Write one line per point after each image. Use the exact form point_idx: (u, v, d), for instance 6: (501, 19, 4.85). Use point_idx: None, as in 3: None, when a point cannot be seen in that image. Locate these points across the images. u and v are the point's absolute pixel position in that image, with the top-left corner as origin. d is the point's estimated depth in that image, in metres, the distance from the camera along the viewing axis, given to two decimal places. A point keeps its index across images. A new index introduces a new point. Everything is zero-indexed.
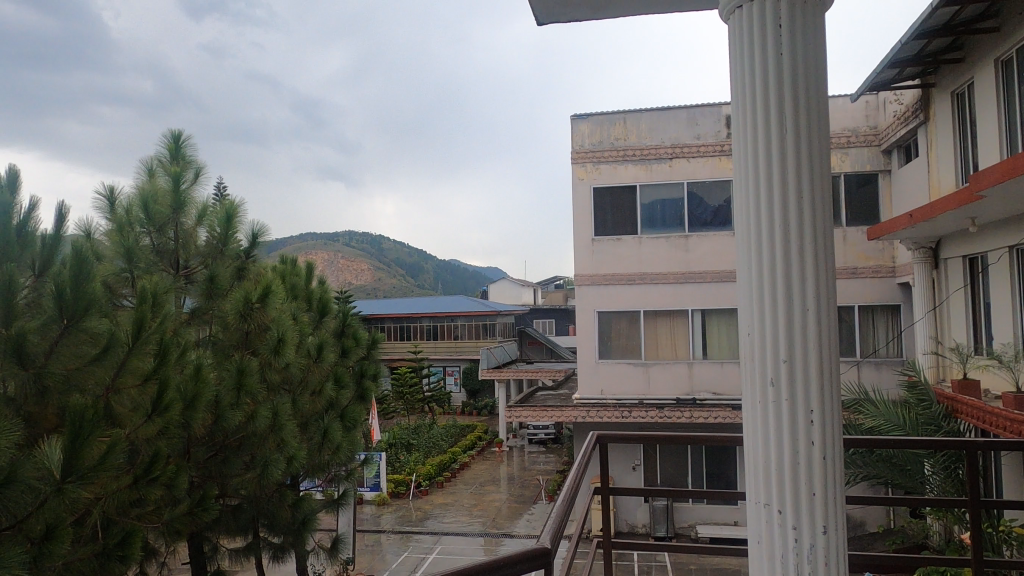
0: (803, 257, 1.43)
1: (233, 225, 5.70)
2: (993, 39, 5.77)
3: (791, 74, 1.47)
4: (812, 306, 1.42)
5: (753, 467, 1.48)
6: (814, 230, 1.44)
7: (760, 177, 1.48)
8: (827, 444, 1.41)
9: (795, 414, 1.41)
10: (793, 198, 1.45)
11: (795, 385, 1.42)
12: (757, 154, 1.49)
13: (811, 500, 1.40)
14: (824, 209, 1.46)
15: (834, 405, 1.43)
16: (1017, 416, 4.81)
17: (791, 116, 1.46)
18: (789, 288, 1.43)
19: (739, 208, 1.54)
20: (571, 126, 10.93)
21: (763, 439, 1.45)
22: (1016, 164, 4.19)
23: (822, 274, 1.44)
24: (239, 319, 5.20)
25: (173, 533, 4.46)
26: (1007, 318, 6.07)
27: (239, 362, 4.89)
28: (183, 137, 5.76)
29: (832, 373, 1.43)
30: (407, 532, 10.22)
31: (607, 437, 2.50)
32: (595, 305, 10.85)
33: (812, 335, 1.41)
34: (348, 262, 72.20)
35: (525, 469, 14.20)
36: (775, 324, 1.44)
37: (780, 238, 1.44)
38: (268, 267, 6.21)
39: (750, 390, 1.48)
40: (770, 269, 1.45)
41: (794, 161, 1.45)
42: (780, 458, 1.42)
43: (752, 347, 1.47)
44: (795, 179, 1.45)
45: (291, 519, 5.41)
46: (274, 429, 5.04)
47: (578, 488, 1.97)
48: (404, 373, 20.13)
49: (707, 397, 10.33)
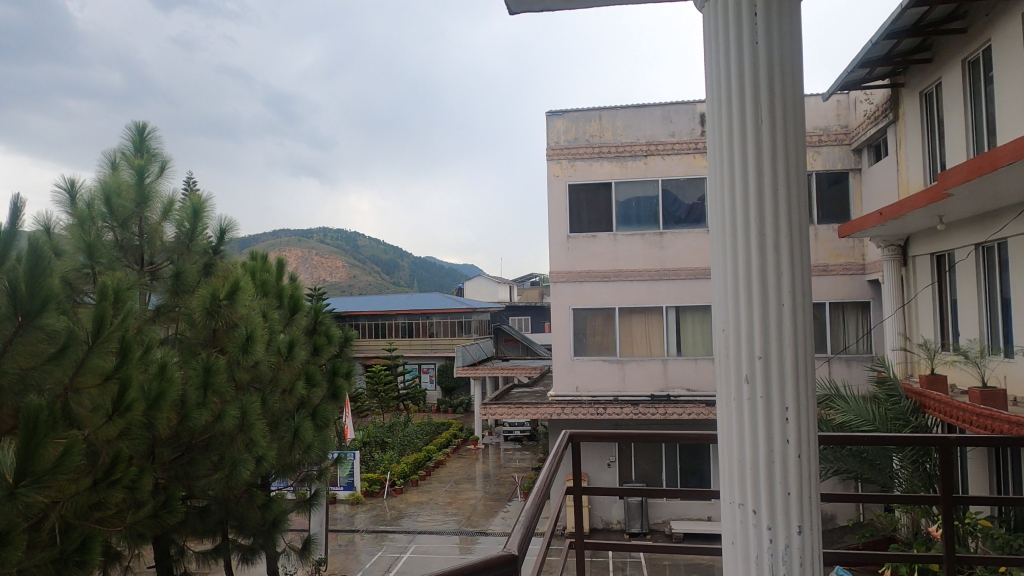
0: (780, 250, 1.41)
1: (201, 219, 5.62)
2: (960, 40, 5.86)
3: (767, 62, 1.45)
4: (788, 301, 1.41)
5: (727, 467, 1.46)
6: (790, 224, 1.43)
7: (735, 167, 1.46)
8: (802, 442, 1.40)
9: (770, 411, 1.40)
10: (767, 193, 1.43)
11: (770, 382, 1.40)
12: (732, 145, 1.47)
13: (786, 500, 1.39)
14: (799, 202, 1.45)
15: (809, 402, 1.42)
16: (983, 410, 4.91)
17: (766, 105, 1.44)
18: (763, 283, 1.41)
19: (713, 200, 1.52)
20: (546, 122, 10.91)
21: (738, 437, 1.43)
22: (983, 163, 4.24)
23: (797, 267, 1.42)
24: (206, 317, 5.06)
25: (136, 536, 4.33)
26: (973, 314, 6.19)
27: (206, 360, 4.78)
28: (147, 129, 5.61)
29: (807, 369, 1.42)
30: (381, 531, 10.12)
31: (579, 435, 2.48)
32: (570, 302, 10.85)
33: (788, 330, 1.40)
34: (322, 259, 71.55)
35: (500, 467, 14.17)
36: (750, 319, 1.42)
37: (756, 232, 1.42)
38: (237, 264, 6.11)
39: (725, 388, 1.46)
40: (744, 263, 1.43)
41: (769, 151, 1.43)
42: (755, 457, 1.40)
43: (727, 343, 1.45)
44: (770, 170, 1.43)
45: (261, 520, 5.31)
46: (243, 428, 4.94)
47: (547, 490, 1.93)
48: (379, 371, 19.98)
49: (681, 394, 10.40)
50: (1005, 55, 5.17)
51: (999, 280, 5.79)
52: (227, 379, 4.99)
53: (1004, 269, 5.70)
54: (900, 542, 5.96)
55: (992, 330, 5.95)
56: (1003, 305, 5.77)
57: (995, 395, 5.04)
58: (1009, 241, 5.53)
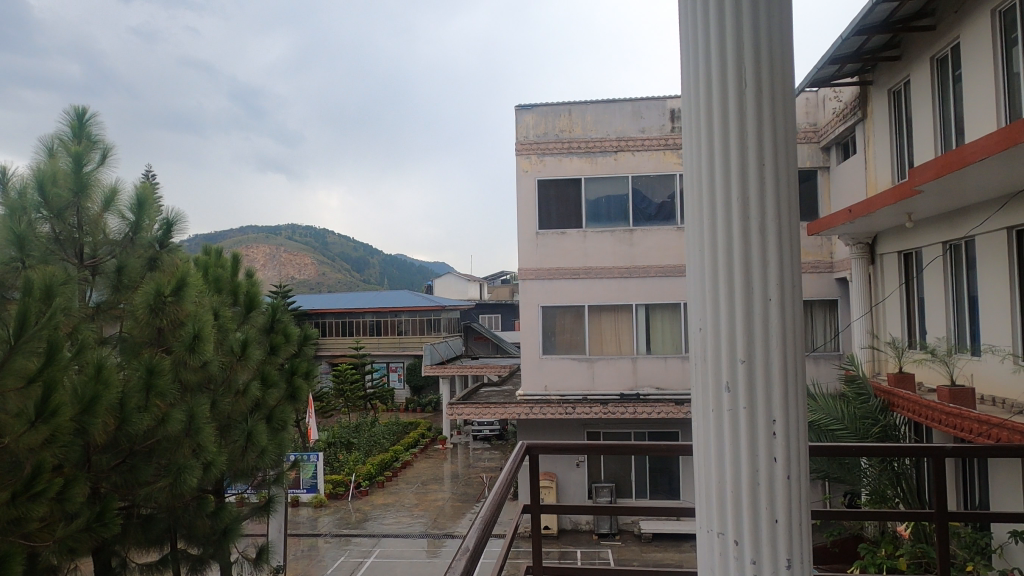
0: (767, 239, 1.28)
1: (146, 212, 5.36)
2: (929, 37, 5.86)
3: (751, 35, 1.31)
4: (776, 299, 1.27)
5: (704, 487, 1.33)
6: (778, 210, 1.29)
7: (713, 143, 1.33)
8: (791, 461, 1.26)
9: (755, 425, 1.26)
10: (752, 180, 1.29)
11: (755, 390, 1.26)
12: (708, 123, 1.34)
13: (773, 528, 1.25)
14: (788, 187, 1.31)
15: (800, 415, 1.28)
16: (951, 409, 4.89)
17: (752, 80, 1.30)
18: (747, 276, 1.28)
19: (689, 184, 1.39)
20: (515, 117, 10.76)
21: (714, 455, 1.30)
22: (952, 160, 4.20)
23: (786, 259, 1.29)
24: (150, 314, 4.77)
25: (67, 551, 4.03)
26: (941, 312, 6.22)
27: (149, 360, 4.52)
28: (88, 114, 5.31)
29: (797, 378, 1.28)
30: (345, 535, 9.89)
31: (538, 447, 2.32)
32: (539, 300, 10.72)
33: (776, 331, 1.26)
34: (289, 256, 70.42)
35: (469, 466, 14.00)
36: (731, 318, 1.28)
37: (739, 218, 1.29)
38: (187, 259, 5.86)
39: (703, 397, 1.33)
40: (725, 251, 1.30)
41: (754, 127, 1.29)
42: (737, 479, 1.26)
43: (706, 345, 1.32)
44: (756, 146, 1.29)
45: (211, 529, 5.10)
46: (190, 433, 4.70)
47: (500, 505, 1.77)
48: (345, 370, 19.64)
49: (650, 392, 10.37)
50: (972, 52, 5.17)
51: (966, 279, 5.82)
52: (172, 382, 4.72)
53: (971, 268, 5.73)
54: (867, 540, 5.96)
55: (958, 329, 5.99)
56: (969, 304, 5.80)
57: (965, 393, 4.99)
58: (975, 239, 5.56)
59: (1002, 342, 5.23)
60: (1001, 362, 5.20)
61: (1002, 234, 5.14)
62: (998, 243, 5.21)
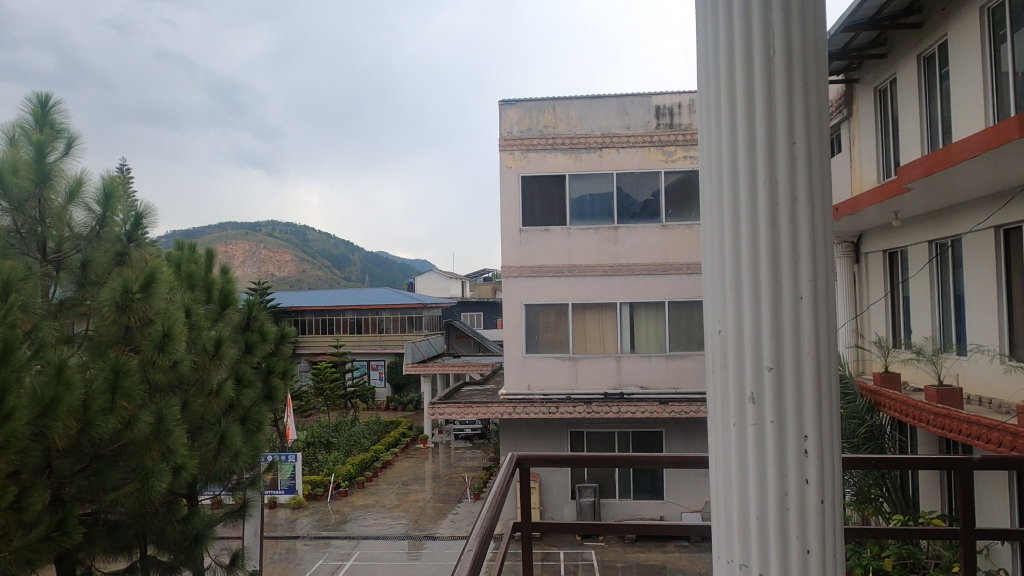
0: (798, 233, 1.17)
1: (114, 205, 5.17)
2: (916, 35, 5.85)
3: (780, 10, 1.20)
4: (808, 300, 1.17)
5: (724, 511, 1.23)
6: (810, 200, 1.18)
7: (737, 127, 1.22)
8: (824, 483, 1.16)
9: (783, 441, 1.16)
10: (783, 166, 1.18)
11: (784, 402, 1.16)
12: (729, 105, 1.23)
13: (804, 559, 1.15)
14: (823, 175, 1.20)
15: (832, 428, 1.18)
16: (940, 409, 4.85)
17: (781, 59, 1.19)
18: (776, 275, 1.17)
19: (708, 174, 1.28)
20: (499, 112, 10.64)
21: (735, 475, 1.19)
22: (941, 159, 4.16)
23: (819, 254, 1.18)
24: (116, 312, 4.58)
25: (23, 563, 3.80)
26: (926, 311, 6.23)
27: (115, 360, 4.35)
28: (52, 102, 5.08)
29: (830, 391, 1.19)
30: (324, 537, 9.72)
31: (529, 460, 2.21)
32: (523, 298, 10.60)
33: (808, 336, 1.16)
34: (268, 253, 69.67)
35: (450, 466, 13.89)
36: (756, 322, 1.18)
37: (767, 211, 1.18)
38: (157, 254, 5.68)
39: (723, 410, 1.23)
40: (750, 249, 1.19)
41: (785, 108, 1.18)
42: (763, 503, 1.17)
43: (726, 350, 1.21)
44: (786, 131, 1.18)
45: (182, 535, 4.95)
46: (159, 435, 4.53)
47: (489, 536, 1.64)
48: (324, 368, 19.41)
49: (635, 391, 10.35)
50: (960, 50, 5.15)
51: (952, 278, 5.82)
52: (140, 383, 4.53)
53: (957, 267, 5.72)
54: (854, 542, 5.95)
55: (944, 328, 6.01)
56: (955, 302, 5.80)
57: (953, 393, 4.95)
58: (962, 239, 5.56)
59: (989, 342, 5.22)
60: (989, 362, 5.17)
61: (990, 232, 5.13)
62: (986, 242, 5.21)
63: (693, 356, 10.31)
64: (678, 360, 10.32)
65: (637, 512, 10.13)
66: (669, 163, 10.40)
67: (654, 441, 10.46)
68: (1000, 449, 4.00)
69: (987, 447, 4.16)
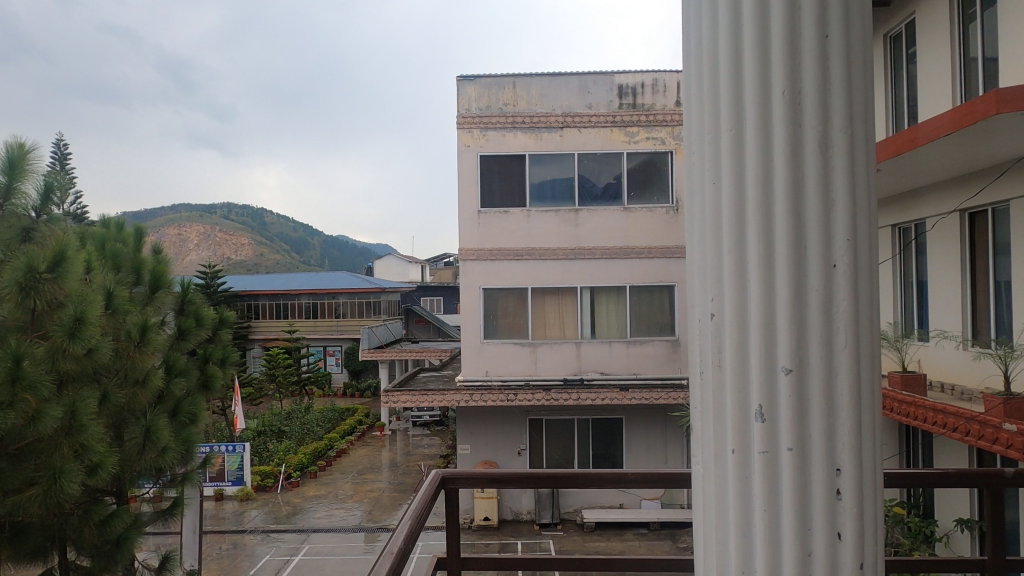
0: (832, 202, 0.96)
1: (21, 174, 4.73)
2: (882, 13, 5.76)
3: None
4: (843, 276, 0.95)
5: (717, 561, 1.03)
6: (850, 160, 0.96)
7: (744, 62, 0.99)
8: (860, 531, 0.95)
9: (808, 474, 0.94)
10: (812, 115, 0.95)
11: (808, 422, 0.94)
12: (734, 34, 1.00)
13: None
14: (863, 128, 0.98)
15: (867, 454, 0.97)
16: (902, 397, 4.79)
17: None
18: (800, 253, 0.95)
19: (701, 121, 1.06)
20: (457, 88, 10.32)
21: (736, 519, 0.99)
22: (902, 144, 4.11)
23: (860, 228, 0.97)
24: (19, 295, 4.17)
25: None
26: (888, 296, 6.21)
27: (15, 348, 3.96)
28: None
29: (870, 405, 0.98)
30: (273, 530, 9.37)
31: (456, 479, 1.97)
32: (480, 282, 10.34)
33: (845, 333, 0.95)
34: (223, 236, 67.82)
35: (408, 454, 13.65)
36: (770, 314, 0.95)
37: (788, 171, 0.96)
38: (72, 230, 5.27)
39: (719, 429, 1.01)
40: (761, 218, 0.97)
41: (815, 31, 0.95)
42: (777, 558, 0.95)
43: (722, 343, 1.00)
44: (817, 67, 0.96)
45: (101, 539, 4.58)
46: (70, 431, 4.15)
47: (404, 559, 1.39)
48: (277, 355, 18.85)
49: (595, 377, 10.24)
50: (927, 29, 5.07)
51: (915, 263, 5.80)
52: (44, 372, 4.12)
53: (921, 253, 5.70)
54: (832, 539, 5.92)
55: (906, 312, 6.00)
56: (918, 287, 5.79)
57: (917, 379, 4.91)
58: (926, 224, 5.53)
59: (952, 327, 5.20)
60: (955, 349, 5.12)
61: (954, 217, 5.11)
62: (950, 226, 5.17)
63: (654, 341, 10.23)
64: (639, 346, 10.24)
65: (597, 500, 10.08)
66: (631, 144, 10.24)
67: (615, 428, 10.40)
68: (967, 439, 3.94)
69: (955, 435, 4.09)
